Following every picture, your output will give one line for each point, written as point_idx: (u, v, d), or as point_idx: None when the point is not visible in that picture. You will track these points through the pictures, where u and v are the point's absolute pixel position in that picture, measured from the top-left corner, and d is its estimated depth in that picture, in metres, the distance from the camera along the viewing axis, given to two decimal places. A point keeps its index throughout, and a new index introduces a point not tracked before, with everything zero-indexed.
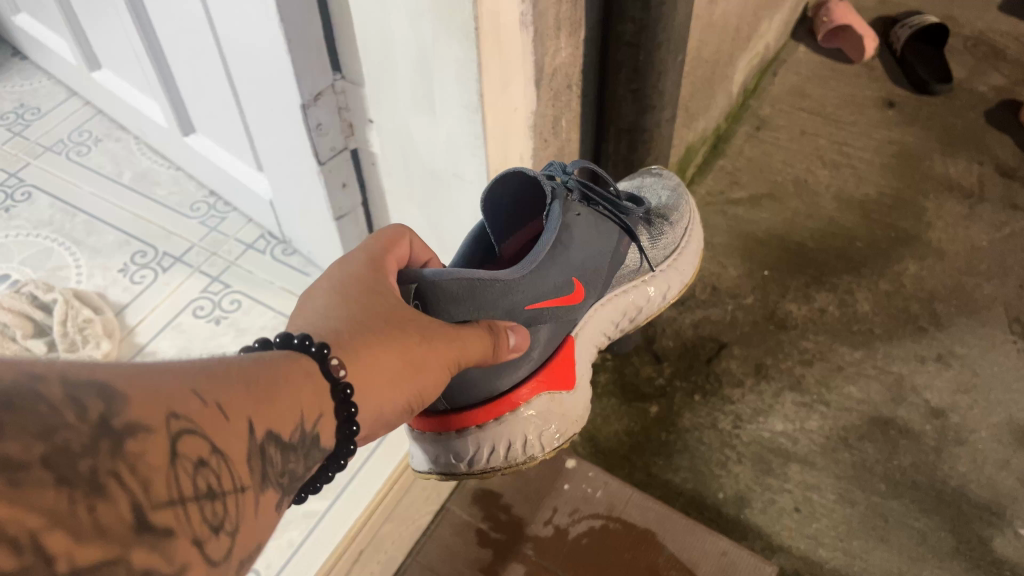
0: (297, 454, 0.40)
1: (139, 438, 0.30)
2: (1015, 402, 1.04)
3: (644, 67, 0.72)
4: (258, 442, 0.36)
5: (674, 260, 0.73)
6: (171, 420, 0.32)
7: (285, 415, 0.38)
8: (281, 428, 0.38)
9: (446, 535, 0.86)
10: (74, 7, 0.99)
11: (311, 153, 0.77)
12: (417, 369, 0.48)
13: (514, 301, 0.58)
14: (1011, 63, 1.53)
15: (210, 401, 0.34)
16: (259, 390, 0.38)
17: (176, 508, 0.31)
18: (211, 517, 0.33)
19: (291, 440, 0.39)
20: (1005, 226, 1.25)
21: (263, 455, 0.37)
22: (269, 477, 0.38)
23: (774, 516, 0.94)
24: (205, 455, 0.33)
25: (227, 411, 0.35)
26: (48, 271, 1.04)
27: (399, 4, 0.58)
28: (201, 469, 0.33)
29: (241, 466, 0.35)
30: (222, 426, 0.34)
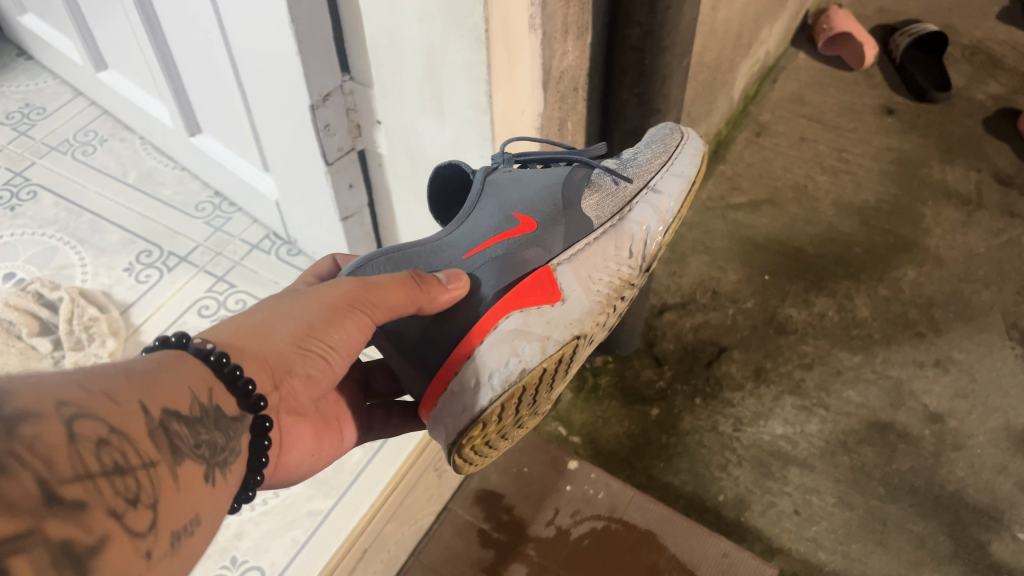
0: (207, 426, 0.41)
1: (31, 422, 0.30)
2: (1012, 408, 1.05)
3: (650, 72, 0.73)
4: (156, 419, 0.36)
5: (666, 168, 0.63)
6: (60, 407, 0.31)
7: (175, 393, 0.39)
8: (175, 403, 0.38)
9: (449, 535, 0.88)
10: (81, 7, 0.99)
11: (319, 153, 0.78)
12: (312, 323, 0.49)
13: (443, 257, 0.57)
14: (1008, 72, 1.55)
15: (96, 389, 0.34)
16: (140, 375, 0.37)
17: (87, 482, 0.31)
18: (125, 490, 0.33)
19: (189, 413, 0.39)
20: (1003, 233, 1.26)
21: (168, 431, 0.37)
22: (180, 450, 0.37)
23: (773, 519, 0.95)
24: (105, 434, 0.33)
25: (114, 395, 0.35)
26: (53, 269, 1.04)
27: (409, 5, 0.58)
28: (105, 447, 0.32)
29: (146, 441, 0.35)
30: (114, 407, 0.34)
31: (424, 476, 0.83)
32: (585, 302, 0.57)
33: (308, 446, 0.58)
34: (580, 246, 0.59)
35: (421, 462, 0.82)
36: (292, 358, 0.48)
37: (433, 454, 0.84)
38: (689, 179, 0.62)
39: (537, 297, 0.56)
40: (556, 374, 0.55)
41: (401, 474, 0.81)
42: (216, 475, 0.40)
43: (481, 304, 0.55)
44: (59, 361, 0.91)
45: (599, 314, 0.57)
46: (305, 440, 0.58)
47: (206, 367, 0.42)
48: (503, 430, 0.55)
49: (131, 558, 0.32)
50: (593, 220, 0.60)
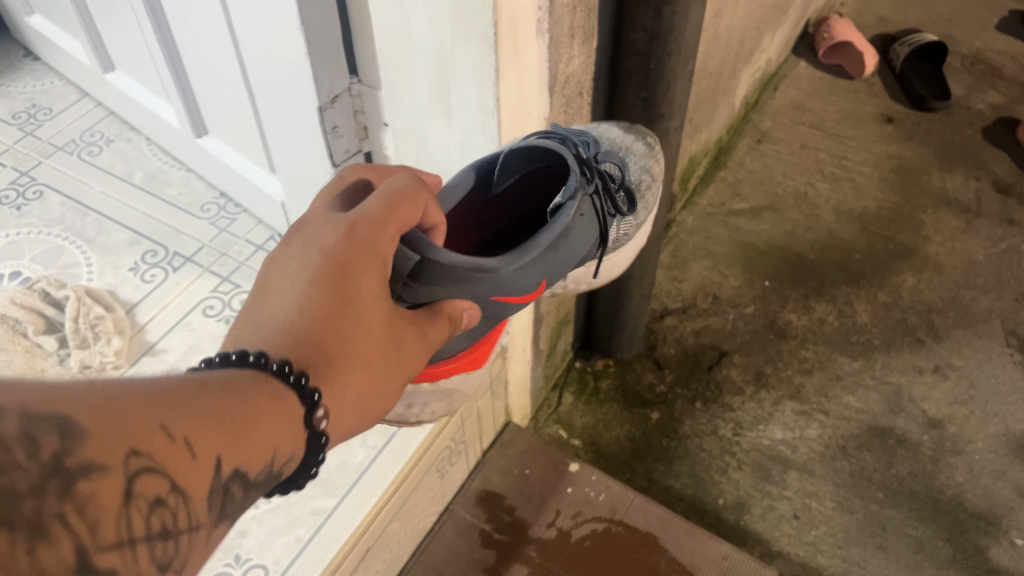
0: (266, 484, 0.35)
1: (91, 478, 0.27)
2: (1011, 414, 1.05)
3: (655, 76, 0.74)
4: (224, 479, 0.32)
5: (625, 250, 0.68)
6: (131, 458, 0.28)
7: (261, 447, 0.34)
8: (252, 463, 0.33)
9: (450, 536, 0.89)
10: (89, 8, 1.00)
11: (326, 155, 0.78)
12: (399, 357, 0.44)
13: (489, 289, 0.51)
14: (1008, 82, 1.56)
15: (178, 436, 0.30)
16: (234, 420, 0.33)
17: (124, 550, 0.28)
18: (160, 557, 0.30)
19: (258, 477, 0.34)
20: (1002, 241, 1.27)
21: (227, 496, 0.33)
22: (230, 512, 0.33)
23: (773, 522, 0.95)
24: (163, 494, 0.30)
25: (196, 446, 0.31)
26: (59, 268, 1.05)
27: (419, 8, 0.59)
28: (156, 510, 0.29)
29: (202, 504, 0.31)
30: (185, 463, 0.30)
31: (427, 475, 0.84)
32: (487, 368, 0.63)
33: None
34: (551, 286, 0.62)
35: (425, 461, 0.83)
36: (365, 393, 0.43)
37: (437, 455, 0.84)
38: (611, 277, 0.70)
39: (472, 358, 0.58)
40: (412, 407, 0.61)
41: (404, 474, 0.81)
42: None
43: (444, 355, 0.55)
44: (64, 359, 0.92)
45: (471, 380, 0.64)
46: None
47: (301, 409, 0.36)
48: None
49: None
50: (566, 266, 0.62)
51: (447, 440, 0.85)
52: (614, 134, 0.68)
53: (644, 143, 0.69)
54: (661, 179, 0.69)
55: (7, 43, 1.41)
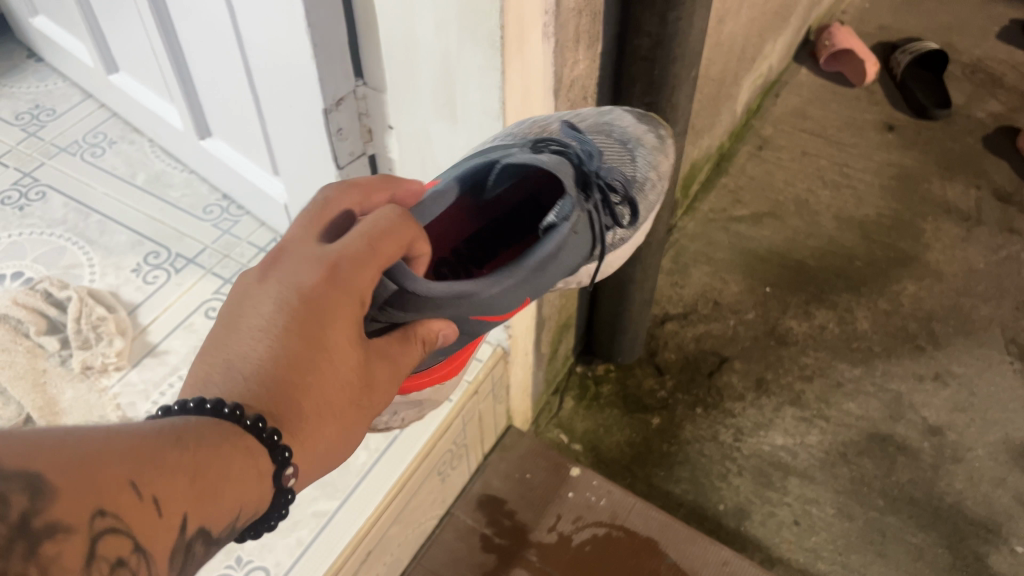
0: (227, 533, 0.37)
1: (58, 539, 0.29)
2: (1011, 422, 1.05)
3: (659, 82, 0.74)
4: (186, 537, 0.34)
5: (621, 249, 0.67)
6: (97, 518, 0.30)
7: (224, 504, 0.36)
8: (213, 524, 0.35)
9: (450, 540, 0.89)
10: (94, 9, 1.00)
11: (331, 157, 0.78)
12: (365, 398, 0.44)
13: (470, 312, 0.50)
14: (1008, 91, 1.56)
15: (145, 497, 0.32)
16: (201, 482, 0.34)
17: None
18: None
19: (217, 535, 0.36)
20: (1002, 249, 1.27)
21: (188, 553, 0.34)
22: (189, 566, 0.35)
23: (774, 528, 0.95)
24: (125, 554, 0.31)
25: (162, 507, 0.32)
26: (61, 269, 1.05)
27: (426, 12, 0.59)
28: (120, 570, 0.31)
29: (163, 563, 0.33)
30: (151, 525, 0.32)
31: (427, 480, 0.84)
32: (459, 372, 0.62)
33: None
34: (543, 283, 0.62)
35: (425, 466, 0.83)
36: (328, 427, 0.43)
37: (437, 459, 0.84)
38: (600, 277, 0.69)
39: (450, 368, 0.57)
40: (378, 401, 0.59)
41: (404, 480, 0.80)
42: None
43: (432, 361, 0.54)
44: (66, 360, 0.92)
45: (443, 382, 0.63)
46: None
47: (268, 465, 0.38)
48: None
49: None
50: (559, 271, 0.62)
51: (448, 443, 0.85)
52: (623, 126, 0.67)
53: (656, 134, 0.70)
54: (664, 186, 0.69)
55: (11, 43, 1.41)
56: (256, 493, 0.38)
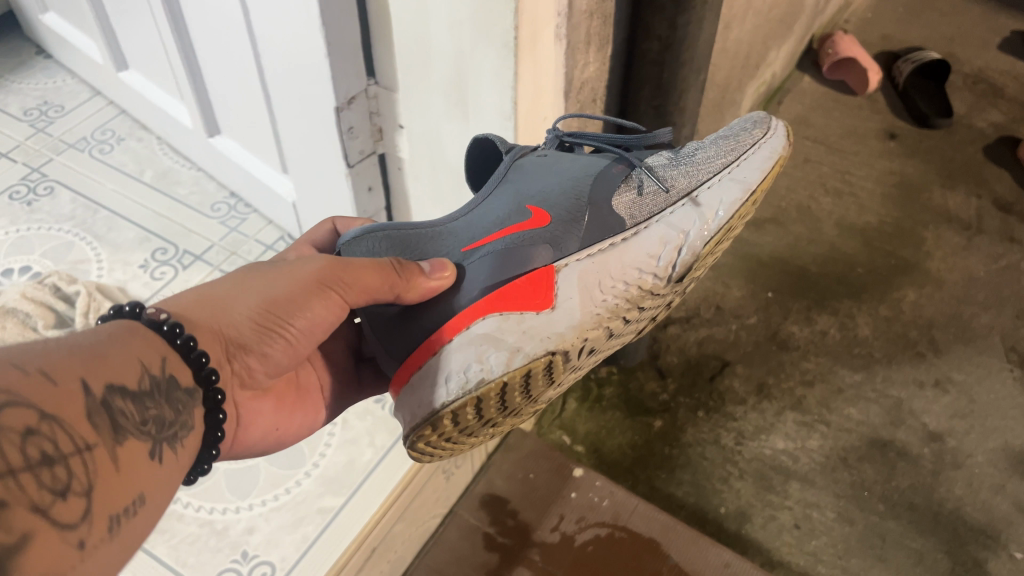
0: (157, 400, 0.42)
1: None
2: (1010, 429, 1.06)
3: (668, 85, 0.75)
4: (99, 397, 0.38)
5: (726, 171, 0.57)
6: None
7: (126, 368, 0.41)
8: (121, 380, 0.40)
9: (454, 539, 0.90)
10: (105, 7, 1.01)
11: (341, 156, 0.79)
12: (294, 332, 0.54)
13: (446, 247, 0.57)
14: (1009, 102, 1.57)
15: (34, 370, 0.35)
16: (91, 355, 0.39)
17: (7, 480, 0.31)
18: (52, 483, 0.33)
19: (135, 391, 0.41)
20: (1002, 258, 1.28)
21: (111, 409, 0.38)
22: (126, 428, 0.39)
23: (774, 532, 0.96)
24: (35, 423, 0.34)
25: (54, 375, 0.36)
26: (69, 263, 1.05)
27: (440, 12, 0.60)
28: (32, 438, 0.33)
29: (82, 426, 0.36)
30: (49, 391, 0.35)
31: (433, 477, 0.84)
32: (575, 314, 0.53)
33: (269, 420, 0.60)
34: (599, 249, 0.56)
35: (428, 465, 0.82)
36: (251, 363, 0.54)
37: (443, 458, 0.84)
38: (736, 203, 0.56)
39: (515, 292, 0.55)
40: (524, 387, 0.52)
41: (411, 475, 0.81)
42: (164, 451, 0.42)
43: (454, 305, 0.55)
44: None
45: (593, 330, 0.53)
46: (266, 416, 0.60)
47: (189, 369, 0.47)
48: (467, 430, 0.54)
49: (60, 551, 0.33)
50: (627, 223, 0.57)
51: None
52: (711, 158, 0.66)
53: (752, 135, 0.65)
54: (770, 120, 0.61)
55: (19, 39, 1.41)
56: (169, 375, 0.44)
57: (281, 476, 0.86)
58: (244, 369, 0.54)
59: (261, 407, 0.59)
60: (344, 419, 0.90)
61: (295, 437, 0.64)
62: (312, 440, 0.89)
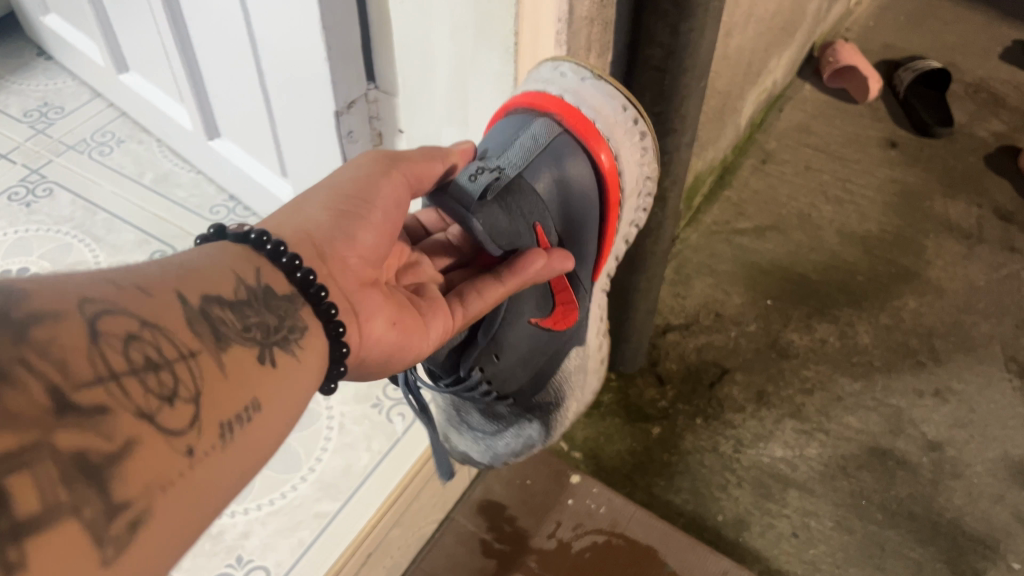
0: (257, 308, 0.41)
1: (46, 325, 0.31)
2: (1011, 439, 1.05)
3: (669, 92, 0.75)
4: (197, 307, 0.38)
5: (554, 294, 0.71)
6: (83, 306, 0.33)
7: (220, 279, 0.40)
8: (215, 290, 0.39)
9: (450, 544, 0.90)
10: (107, 9, 1.01)
11: (341, 160, 0.79)
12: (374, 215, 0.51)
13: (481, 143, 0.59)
14: (1010, 111, 1.57)
15: (129, 285, 0.36)
16: (185, 272, 0.39)
17: (108, 385, 0.32)
18: (158, 389, 0.34)
19: (234, 301, 0.40)
20: (1003, 267, 1.27)
21: (211, 317, 0.38)
22: (228, 336, 0.38)
23: (773, 540, 0.95)
24: (135, 330, 0.34)
25: (148, 288, 0.37)
26: (67, 265, 1.05)
27: (441, 17, 0.60)
28: (132, 343, 0.34)
29: (184, 334, 0.36)
30: (145, 301, 0.36)
31: (428, 484, 0.83)
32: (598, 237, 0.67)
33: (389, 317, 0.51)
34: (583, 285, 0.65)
35: (423, 470, 0.82)
36: (350, 257, 0.49)
37: None
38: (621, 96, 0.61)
39: (575, 302, 0.66)
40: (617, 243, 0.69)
41: (403, 485, 0.80)
42: (276, 356, 0.41)
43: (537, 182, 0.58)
44: None
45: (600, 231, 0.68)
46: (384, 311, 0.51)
47: (281, 276, 0.44)
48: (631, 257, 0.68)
49: (167, 456, 0.33)
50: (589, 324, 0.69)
51: None
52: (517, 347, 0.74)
53: None
54: None
55: (20, 41, 1.41)
56: (265, 285, 0.43)
57: (277, 481, 0.86)
58: (345, 264, 0.49)
59: (377, 302, 0.50)
60: (341, 422, 0.90)
61: (417, 356, 0.55)
62: (309, 443, 0.89)
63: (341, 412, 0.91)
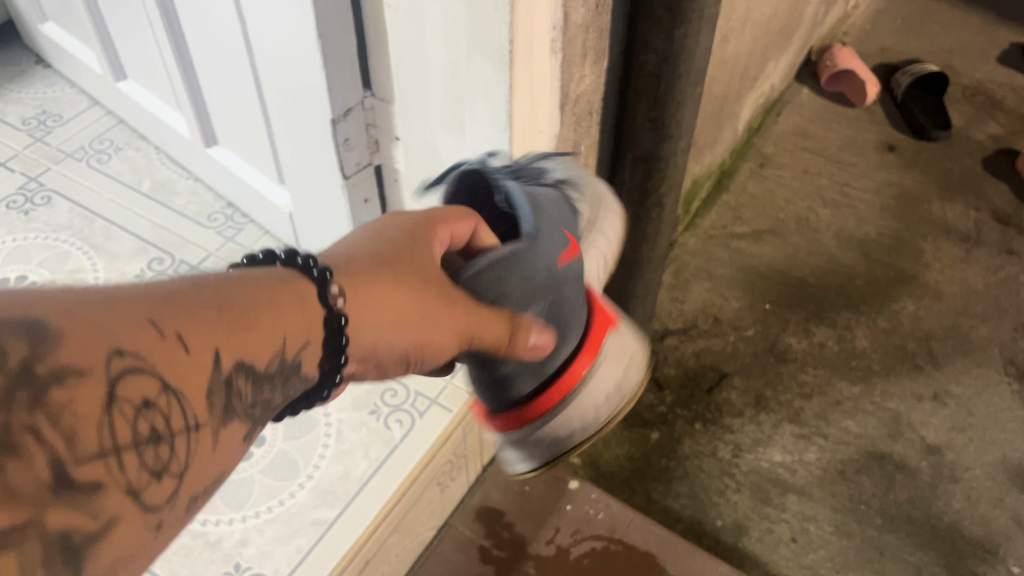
0: (275, 384, 0.38)
1: (66, 384, 0.28)
2: (1009, 442, 1.05)
3: (664, 98, 0.75)
4: (225, 373, 0.34)
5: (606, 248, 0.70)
6: (113, 358, 0.30)
7: (267, 343, 0.36)
8: (255, 357, 0.36)
9: (449, 551, 0.89)
10: (104, 17, 1.01)
11: (337, 168, 0.80)
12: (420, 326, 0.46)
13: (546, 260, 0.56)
14: (1008, 114, 1.57)
15: (170, 332, 0.32)
16: (235, 317, 0.35)
17: (107, 459, 0.30)
18: (152, 463, 0.32)
19: (265, 370, 0.37)
20: (1001, 270, 1.27)
21: (230, 388, 0.35)
22: (236, 410, 0.36)
23: (771, 545, 0.95)
24: (152, 396, 0.31)
25: (189, 342, 0.33)
26: (66, 273, 1.05)
27: (436, 26, 0.60)
28: (143, 413, 0.31)
29: (199, 403, 0.34)
30: (177, 360, 0.32)
31: (427, 489, 0.85)
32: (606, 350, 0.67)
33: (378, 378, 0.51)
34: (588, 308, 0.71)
35: (427, 472, 0.84)
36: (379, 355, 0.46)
37: (437, 467, 0.85)
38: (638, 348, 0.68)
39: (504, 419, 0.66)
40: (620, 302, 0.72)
41: (405, 487, 0.82)
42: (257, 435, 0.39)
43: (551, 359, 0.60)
44: None
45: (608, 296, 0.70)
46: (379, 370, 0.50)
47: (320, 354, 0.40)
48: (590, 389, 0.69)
49: (138, 533, 0.31)
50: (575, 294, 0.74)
51: (449, 453, 0.86)
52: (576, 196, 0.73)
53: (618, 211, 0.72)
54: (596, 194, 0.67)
55: (17, 49, 1.41)
56: (299, 362, 0.39)
57: (274, 488, 0.86)
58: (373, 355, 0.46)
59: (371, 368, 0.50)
60: (339, 430, 0.90)
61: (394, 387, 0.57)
62: (306, 450, 0.89)
63: (339, 419, 0.91)
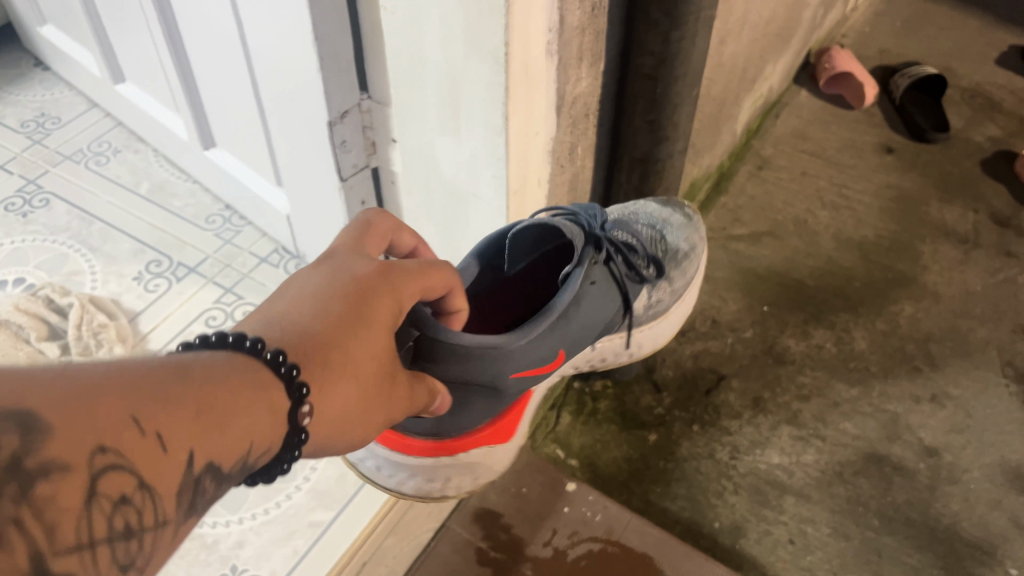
0: (235, 479, 0.37)
1: (52, 479, 0.28)
2: (1007, 444, 1.05)
3: (661, 100, 0.75)
4: (195, 474, 0.34)
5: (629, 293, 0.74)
6: (96, 456, 0.30)
7: (235, 443, 0.36)
8: (224, 457, 0.35)
9: (446, 552, 0.88)
10: (103, 20, 1.01)
11: (334, 169, 0.80)
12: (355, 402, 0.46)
13: (507, 367, 0.60)
14: (1006, 116, 1.57)
15: (151, 431, 0.32)
16: (211, 414, 0.35)
17: (83, 553, 0.29)
18: (122, 557, 0.31)
19: (230, 471, 0.36)
20: (1000, 272, 1.27)
21: (198, 490, 0.34)
22: (200, 506, 0.35)
23: (769, 547, 0.95)
24: (128, 492, 0.31)
25: (166, 440, 0.32)
26: (64, 275, 1.06)
27: (432, 27, 0.60)
28: (120, 508, 0.30)
29: (170, 501, 0.33)
30: (156, 459, 0.32)
31: None
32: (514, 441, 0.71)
33: None
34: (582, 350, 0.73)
35: None
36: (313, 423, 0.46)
37: None
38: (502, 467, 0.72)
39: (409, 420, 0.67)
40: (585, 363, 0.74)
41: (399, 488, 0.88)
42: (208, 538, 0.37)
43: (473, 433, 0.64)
44: None
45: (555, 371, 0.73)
46: None
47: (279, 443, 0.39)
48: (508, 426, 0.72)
49: None
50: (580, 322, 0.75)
51: None
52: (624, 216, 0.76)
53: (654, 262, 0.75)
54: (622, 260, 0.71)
55: (17, 51, 1.42)
56: (252, 462, 0.38)
57: (273, 489, 0.92)
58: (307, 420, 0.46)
59: None
60: None
61: None
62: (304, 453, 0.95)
63: None
